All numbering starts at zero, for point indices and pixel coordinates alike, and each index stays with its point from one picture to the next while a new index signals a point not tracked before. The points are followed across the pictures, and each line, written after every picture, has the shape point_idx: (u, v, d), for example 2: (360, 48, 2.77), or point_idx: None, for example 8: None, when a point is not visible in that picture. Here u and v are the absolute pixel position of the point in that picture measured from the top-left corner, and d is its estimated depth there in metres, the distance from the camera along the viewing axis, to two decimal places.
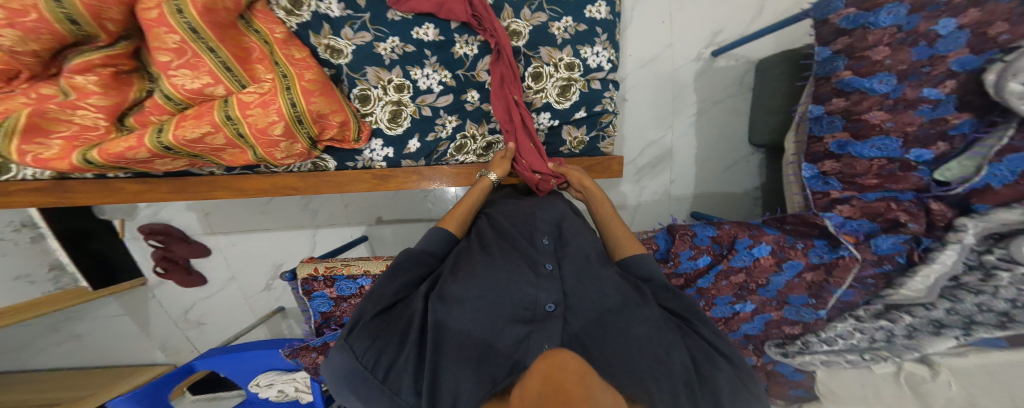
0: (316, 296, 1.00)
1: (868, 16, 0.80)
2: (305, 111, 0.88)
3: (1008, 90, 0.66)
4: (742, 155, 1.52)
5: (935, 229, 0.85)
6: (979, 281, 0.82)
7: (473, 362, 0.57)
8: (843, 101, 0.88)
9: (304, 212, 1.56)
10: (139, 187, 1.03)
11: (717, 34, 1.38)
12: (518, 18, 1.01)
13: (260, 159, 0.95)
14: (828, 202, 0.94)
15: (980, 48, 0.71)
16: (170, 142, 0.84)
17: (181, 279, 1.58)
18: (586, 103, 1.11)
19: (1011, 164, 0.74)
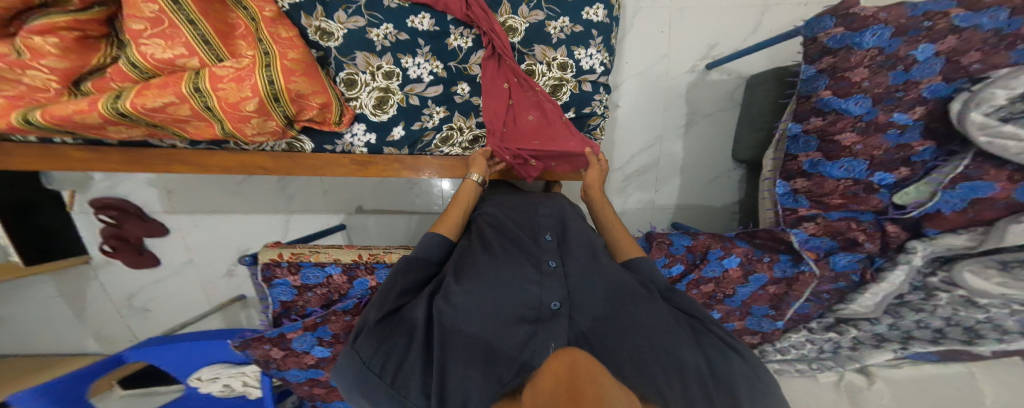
0: (277, 284, 0.94)
1: (853, 37, 0.81)
2: (283, 89, 0.84)
3: (970, 119, 0.69)
4: (724, 170, 1.57)
5: (888, 250, 0.91)
6: (922, 301, 0.89)
7: (481, 362, 0.57)
8: (820, 120, 0.91)
9: (279, 196, 1.50)
10: (86, 155, 0.97)
11: (712, 47, 1.42)
12: (516, 14, 1.00)
13: (228, 134, 0.91)
14: (795, 219, 1.01)
15: (951, 77, 0.75)
16: (127, 109, 0.79)
17: (133, 259, 1.50)
18: (576, 104, 1.11)
19: (964, 192, 0.77)
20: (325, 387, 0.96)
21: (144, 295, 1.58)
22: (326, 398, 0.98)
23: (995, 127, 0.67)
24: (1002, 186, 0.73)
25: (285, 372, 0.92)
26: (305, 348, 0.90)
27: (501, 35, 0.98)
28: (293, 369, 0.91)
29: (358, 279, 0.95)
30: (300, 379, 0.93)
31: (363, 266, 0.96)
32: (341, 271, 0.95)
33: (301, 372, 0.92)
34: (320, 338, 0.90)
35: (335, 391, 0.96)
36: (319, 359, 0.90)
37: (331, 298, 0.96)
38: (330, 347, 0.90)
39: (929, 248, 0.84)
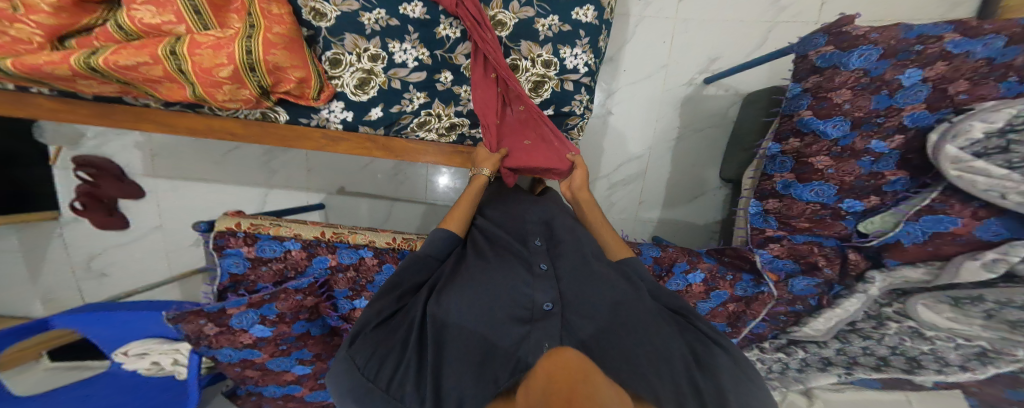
0: (229, 255, 0.90)
1: (842, 56, 0.83)
2: (261, 60, 0.81)
3: (945, 152, 0.69)
4: (709, 188, 1.57)
5: (847, 277, 0.93)
6: (873, 329, 0.89)
7: (476, 363, 0.55)
8: (798, 141, 0.94)
9: (262, 169, 1.46)
10: (62, 107, 0.94)
11: (713, 61, 1.43)
12: (506, 9, 0.96)
13: (198, 98, 0.87)
14: (763, 239, 1.05)
15: (936, 106, 0.73)
16: (98, 65, 0.76)
17: (100, 219, 1.44)
18: (556, 102, 1.07)
19: (926, 224, 0.79)
20: (258, 369, 0.90)
21: (105, 257, 1.51)
22: (259, 381, 0.93)
23: (966, 162, 0.67)
24: (964, 222, 0.74)
25: (216, 351, 0.84)
26: (245, 326, 0.84)
27: (487, 29, 0.94)
28: (226, 348, 0.85)
29: (318, 257, 0.93)
30: (232, 360, 0.87)
31: (324, 244, 0.94)
32: (301, 247, 0.92)
33: (235, 351, 0.86)
34: (263, 316, 0.85)
35: (268, 374, 0.92)
36: (258, 339, 0.86)
37: (286, 275, 0.93)
38: (273, 326, 0.86)
39: (886, 281, 0.86)
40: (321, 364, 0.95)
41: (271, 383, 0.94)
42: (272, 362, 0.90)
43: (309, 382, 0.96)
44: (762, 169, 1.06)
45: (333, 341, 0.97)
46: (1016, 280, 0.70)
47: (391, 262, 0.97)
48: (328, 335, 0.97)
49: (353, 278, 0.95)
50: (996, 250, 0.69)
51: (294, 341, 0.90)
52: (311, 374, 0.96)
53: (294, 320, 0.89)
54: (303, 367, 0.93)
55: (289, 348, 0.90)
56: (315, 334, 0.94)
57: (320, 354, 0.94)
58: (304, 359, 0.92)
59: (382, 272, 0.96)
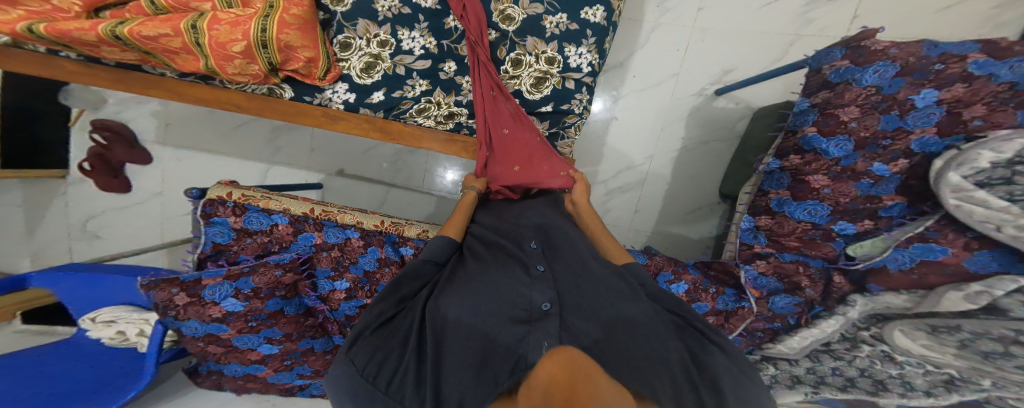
0: (216, 223, 0.90)
1: (856, 71, 0.80)
2: (273, 38, 0.82)
3: (947, 179, 0.66)
4: (708, 202, 1.55)
5: (829, 299, 0.89)
6: (845, 350, 0.83)
7: (476, 364, 0.54)
8: (798, 159, 0.93)
9: (266, 145, 1.48)
10: (82, 70, 0.96)
11: (727, 73, 1.42)
12: (515, 4, 0.96)
13: (212, 71, 0.89)
14: (751, 255, 1.06)
15: (948, 131, 0.71)
16: (123, 34, 0.79)
17: (104, 182, 1.43)
18: (556, 99, 1.05)
19: (915, 251, 0.76)
20: (223, 346, 0.86)
21: (102, 219, 1.50)
22: (221, 359, 0.87)
23: (967, 192, 0.65)
24: (954, 252, 0.71)
25: (181, 323, 0.81)
26: (216, 299, 0.83)
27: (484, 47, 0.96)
28: (193, 320, 0.82)
29: (304, 234, 0.94)
30: (197, 334, 0.83)
31: (311, 221, 0.95)
32: (289, 222, 0.94)
33: (201, 325, 0.83)
34: (237, 289, 0.83)
35: (231, 351, 0.88)
36: (228, 313, 0.84)
37: (269, 249, 0.93)
38: (246, 301, 0.84)
39: (868, 305, 0.81)
40: (291, 344, 0.90)
41: (233, 361, 0.89)
42: (239, 339, 0.87)
43: (273, 363, 0.90)
44: (758, 184, 1.07)
45: (306, 321, 0.92)
46: (996, 313, 0.63)
47: (376, 245, 0.97)
48: (303, 316, 0.92)
49: (336, 257, 0.95)
50: (982, 283, 0.65)
51: (265, 318, 0.87)
52: (278, 355, 0.90)
53: (269, 296, 0.86)
54: (271, 346, 0.89)
55: (259, 325, 0.87)
56: (289, 313, 0.90)
57: (290, 334, 0.89)
58: (272, 337, 0.88)
59: (367, 254, 0.96)
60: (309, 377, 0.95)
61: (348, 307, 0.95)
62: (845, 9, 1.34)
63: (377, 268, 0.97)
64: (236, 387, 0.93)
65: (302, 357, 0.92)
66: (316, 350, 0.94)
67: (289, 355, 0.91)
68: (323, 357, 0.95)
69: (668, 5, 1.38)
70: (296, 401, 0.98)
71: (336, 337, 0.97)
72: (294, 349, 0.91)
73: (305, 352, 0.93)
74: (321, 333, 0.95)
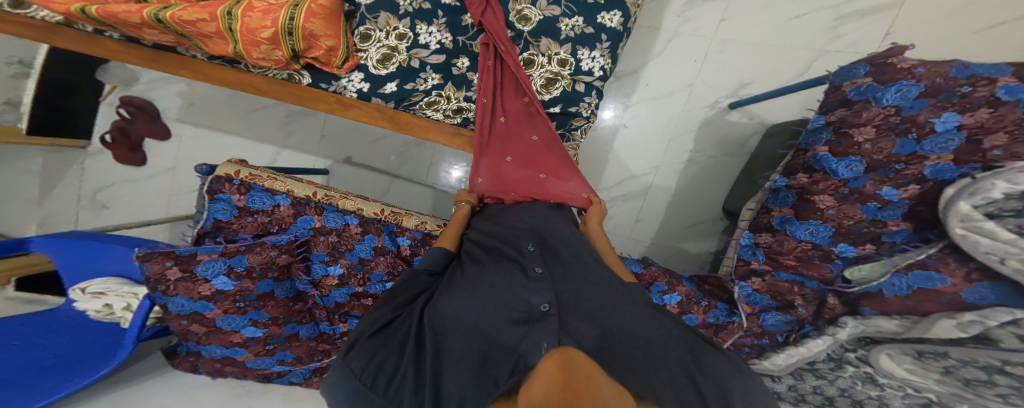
0: (219, 200, 0.92)
1: (877, 90, 0.78)
2: (299, 27, 0.84)
3: (956, 208, 0.65)
4: (709, 217, 1.53)
5: (819, 319, 0.90)
6: (829, 370, 0.88)
7: (474, 363, 0.52)
8: (807, 178, 0.92)
9: (280, 129, 1.50)
10: (120, 48, 0.98)
11: (743, 87, 1.40)
12: (533, 5, 0.95)
13: (240, 56, 0.91)
14: (747, 271, 1.04)
15: (964, 159, 0.68)
16: (166, 19, 0.82)
17: (122, 155, 1.48)
18: (565, 101, 1.04)
19: (914, 279, 0.74)
20: (206, 326, 0.85)
21: (114, 190, 1.53)
22: (201, 340, 0.85)
23: (976, 222, 0.63)
24: (954, 282, 0.70)
25: (170, 299, 0.80)
26: (208, 276, 0.83)
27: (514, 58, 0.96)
28: (181, 297, 0.82)
29: (303, 216, 0.96)
30: (182, 312, 0.82)
31: (313, 204, 0.96)
32: (290, 204, 0.95)
33: (188, 302, 0.82)
34: (230, 267, 0.85)
35: (214, 332, 0.86)
36: (217, 291, 0.84)
37: (268, 230, 0.95)
38: (237, 280, 0.85)
39: (859, 327, 0.82)
40: (276, 328, 0.90)
41: (214, 343, 0.87)
42: (223, 320, 0.86)
43: (255, 347, 0.89)
44: (761, 201, 1.05)
45: (295, 306, 0.94)
46: (986, 342, 0.65)
47: (373, 233, 0.98)
48: (292, 300, 0.94)
49: (333, 243, 0.97)
50: (976, 313, 0.65)
51: (254, 299, 0.87)
52: (261, 338, 0.89)
53: (262, 277, 0.88)
54: (255, 329, 0.88)
55: (246, 307, 0.87)
56: (278, 296, 0.91)
57: (277, 317, 0.90)
58: (258, 320, 0.88)
59: (363, 242, 0.98)
60: (290, 364, 0.92)
61: (339, 294, 0.98)
62: (877, 25, 1.30)
63: (372, 256, 0.98)
64: (213, 370, 0.90)
65: (286, 343, 0.91)
66: (301, 337, 0.93)
67: (273, 339, 0.90)
68: (306, 344, 0.93)
69: (690, 14, 1.37)
70: (273, 388, 0.95)
71: (322, 324, 0.98)
72: (278, 333, 0.90)
73: (289, 337, 0.92)
74: (308, 318, 0.96)
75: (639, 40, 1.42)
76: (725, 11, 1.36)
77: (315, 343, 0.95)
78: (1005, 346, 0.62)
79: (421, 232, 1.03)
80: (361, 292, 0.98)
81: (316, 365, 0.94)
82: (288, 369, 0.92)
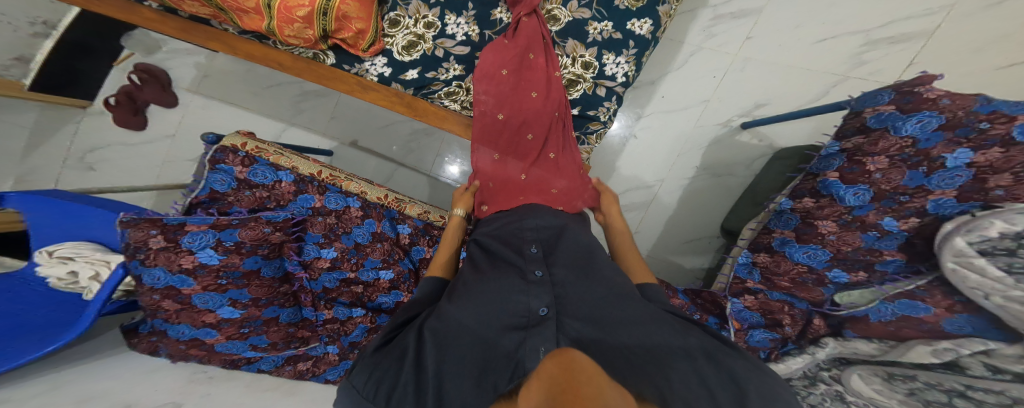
0: (219, 170, 0.93)
1: (898, 119, 0.76)
2: (335, 7, 0.87)
3: (952, 242, 0.65)
4: (708, 234, 1.52)
5: (802, 339, 0.90)
6: (803, 386, 0.81)
7: (476, 369, 0.52)
8: (812, 202, 0.91)
9: (291, 107, 1.53)
10: (158, 17, 1.01)
11: (758, 107, 1.39)
12: (564, 6, 0.97)
13: (271, 33, 0.93)
14: (741, 289, 1.03)
15: (965, 197, 0.68)
16: None
17: (122, 116, 1.46)
18: (583, 104, 1.04)
19: (899, 307, 0.76)
20: (179, 303, 0.85)
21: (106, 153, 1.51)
22: (171, 317, 0.85)
23: (968, 257, 0.64)
24: (936, 312, 0.72)
25: (145, 269, 0.80)
26: (194, 247, 0.83)
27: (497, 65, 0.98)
28: (159, 268, 0.81)
29: (304, 195, 0.98)
30: (157, 285, 0.82)
31: (316, 184, 0.99)
32: (293, 180, 0.98)
33: (165, 275, 0.82)
34: (219, 240, 0.85)
35: (187, 310, 0.86)
36: (199, 265, 0.84)
37: (265, 205, 0.96)
38: (223, 255, 0.85)
39: (838, 348, 0.83)
40: (255, 310, 0.91)
41: (185, 322, 0.86)
42: (199, 297, 0.85)
43: (229, 329, 0.88)
44: (764, 221, 1.05)
45: (280, 288, 0.94)
46: (955, 369, 0.66)
47: (374, 218, 1.02)
48: (278, 281, 0.94)
49: (330, 225, 0.99)
50: (952, 341, 0.67)
51: (237, 277, 0.87)
52: (237, 320, 0.89)
53: (249, 254, 0.88)
54: (232, 310, 0.88)
55: (227, 285, 0.86)
56: (264, 275, 0.91)
57: (258, 299, 0.90)
58: (238, 300, 0.88)
59: (362, 226, 1.01)
60: (263, 349, 0.92)
61: (327, 278, 1.00)
62: (905, 54, 1.29)
63: (370, 242, 1.01)
64: (175, 353, 0.88)
65: (263, 327, 0.92)
66: (280, 321, 0.95)
67: (249, 321, 0.90)
68: (284, 329, 0.95)
69: (716, 30, 1.37)
70: (239, 375, 0.94)
71: (306, 309, 1.00)
72: (257, 316, 0.91)
73: (268, 321, 0.93)
74: (292, 302, 0.97)
75: (662, 51, 1.41)
76: (752, 29, 1.35)
77: (294, 330, 0.96)
78: (971, 373, 0.64)
79: (422, 221, 1.07)
80: (352, 278, 1.00)
81: (291, 352, 0.95)
82: (261, 355, 0.92)
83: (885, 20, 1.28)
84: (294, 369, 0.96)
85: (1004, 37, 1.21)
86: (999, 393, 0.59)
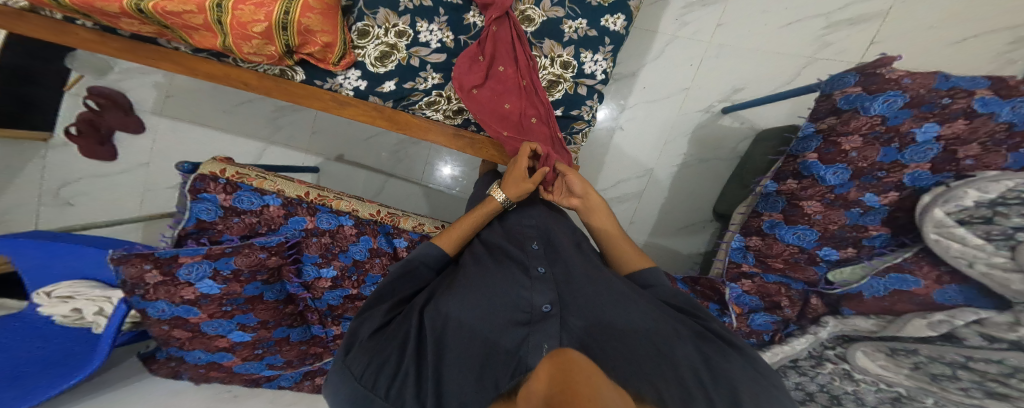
0: (203, 200, 0.89)
1: (865, 99, 0.78)
2: (295, 21, 0.84)
3: (931, 214, 0.69)
4: (700, 219, 1.57)
5: (803, 318, 0.94)
6: (810, 367, 0.89)
7: (476, 364, 0.53)
8: (796, 184, 0.93)
9: (267, 124, 1.49)
10: (90, 38, 0.96)
11: (736, 91, 1.43)
12: (536, 6, 0.97)
13: (230, 50, 0.90)
14: (737, 273, 1.06)
15: (939, 168, 0.72)
16: (147, 9, 0.80)
17: (87, 147, 1.41)
18: (566, 104, 1.05)
19: (890, 281, 0.79)
20: (189, 331, 0.84)
21: (79, 186, 1.45)
22: (185, 345, 0.84)
23: (948, 228, 0.67)
24: (926, 284, 0.74)
25: (148, 303, 0.79)
26: (192, 279, 0.81)
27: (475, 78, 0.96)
28: (162, 301, 0.80)
29: (295, 217, 0.94)
30: (163, 316, 0.81)
31: (304, 205, 0.94)
32: (281, 204, 0.93)
33: (169, 307, 0.81)
34: (216, 270, 0.83)
35: (198, 337, 0.85)
36: (202, 295, 0.82)
37: (256, 230, 0.93)
38: (223, 284, 0.83)
39: (839, 327, 0.87)
40: (265, 333, 0.89)
41: (199, 348, 0.86)
42: (208, 324, 0.85)
43: (243, 351, 0.88)
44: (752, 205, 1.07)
45: (286, 309, 0.93)
46: (953, 340, 0.69)
47: (369, 234, 0.98)
48: (282, 303, 0.93)
49: (326, 244, 0.96)
50: (945, 312, 0.69)
51: (242, 303, 0.86)
52: (249, 343, 0.88)
53: (249, 280, 0.86)
54: (243, 333, 0.88)
55: (233, 311, 0.85)
56: (267, 299, 0.89)
57: (266, 321, 0.89)
58: (246, 324, 0.87)
59: (358, 243, 0.97)
60: (280, 367, 0.93)
61: (331, 296, 0.98)
62: (864, 33, 1.35)
63: (367, 258, 0.98)
64: (197, 376, 0.89)
65: (276, 346, 0.91)
66: (292, 340, 0.94)
67: (262, 343, 0.89)
68: (298, 347, 0.94)
69: (688, 18, 1.39)
70: (260, 392, 0.95)
71: (313, 327, 0.99)
72: (268, 337, 0.90)
73: (279, 341, 0.92)
74: (300, 321, 0.96)
75: (636, 42, 1.43)
76: (722, 15, 1.38)
77: (307, 347, 0.96)
78: (969, 344, 0.67)
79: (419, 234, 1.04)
80: (355, 294, 0.99)
81: (308, 368, 0.96)
82: (278, 372, 0.93)
83: (843, 3, 1.33)
84: (313, 383, 0.98)
85: (956, 14, 1.28)
86: (1000, 362, 0.64)
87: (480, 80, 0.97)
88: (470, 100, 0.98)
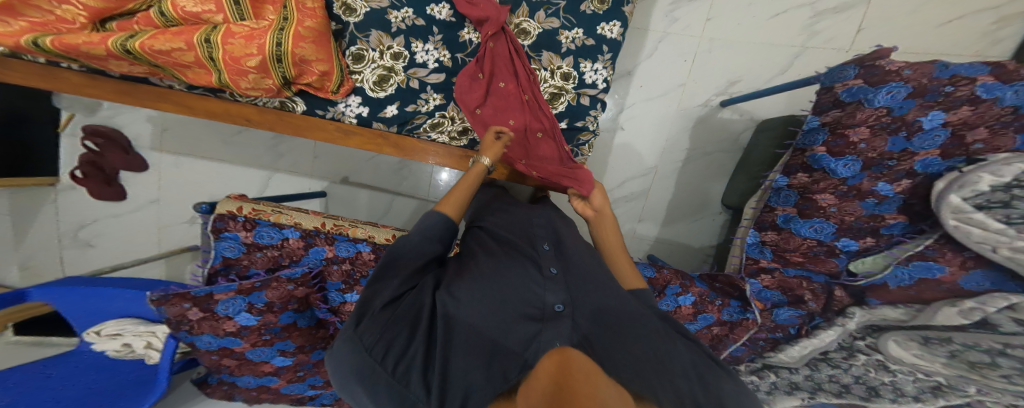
0: (225, 238, 0.88)
1: (868, 92, 0.77)
2: (288, 52, 0.85)
3: (948, 200, 0.70)
4: (709, 213, 1.58)
5: (829, 311, 0.95)
6: (842, 358, 0.91)
7: (484, 353, 0.52)
8: (806, 177, 0.92)
9: (269, 152, 1.50)
10: (87, 82, 0.97)
11: (732, 85, 1.44)
12: (530, 18, 0.98)
13: (224, 85, 0.91)
14: (756, 269, 1.06)
15: (948, 153, 0.73)
16: (134, 48, 0.80)
17: (95, 188, 1.44)
18: (570, 115, 1.06)
19: (914, 270, 0.82)
20: (236, 359, 0.87)
21: (95, 227, 1.50)
22: (234, 371, 0.89)
23: (966, 213, 0.69)
24: (951, 270, 0.78)
25: (195, 337, 0.81)
26: (230, 313, 0.83)
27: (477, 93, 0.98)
28: (207, 335, 0.82)
29: (315, 247, 0.92)
30: (211, 348, 0.84)
31: (323, 235, 0.92)
32: (300, 236, 0.91)
33: (214, 339, 0.83)
34: (251, 304, 0.84)
35: (245, 364, 0.89)
36: (242, 327, 0.84)
37: (280, 263, 0.92)
38: (259, 315, 0.85)
39: (865, 316, 0.88)
40: (304, 356, 0.93)
41: (247, 373, 0.90)
42: (252, 352, 0.88)
43: (287, 374, 0.93)
44: (764, 200, 1.04)
45: (319, 333, 0.95)
46: (987, 327, 0.72)
47: None
48: (315, 328, 0.95)
49: (348, 271, 0.95)
50: (976, 300, 0.72)
51: (279, 331, 0.88)
52: (290, 366, 0.93)
53: (282, 310, 0.87)
54: (284, 358, 0.91)
55: (272, 339, 0.88)
56: (302, 325, 0.91)
57: (303, 346, 0.92)
58: (286, 350, 0.90)
59: None
60: (320, 387, 1.00)
61: None
62: (850, 20, 1.36)
63: None
64: (250, 397, 0.96)
65: (315, 368, 0.96)
66: None
67: (302, 366, 0.94)
68: None
69: (677, 15, 1.40)
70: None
71: None
72: (307, 360, 0.94)
73: (317, 363, 0.96)
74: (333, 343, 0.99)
75: (632, 41, 1.43)
76: (710, 10, 1.39)
77: None
78: (1003, 330, 0.70)
79: None
80: None
81: None
82: (319, 391, 1.00)
83: None
84: None
85: None
86: None
87: (483, 95, 0.98)
88: (475, 117, 0.99)
